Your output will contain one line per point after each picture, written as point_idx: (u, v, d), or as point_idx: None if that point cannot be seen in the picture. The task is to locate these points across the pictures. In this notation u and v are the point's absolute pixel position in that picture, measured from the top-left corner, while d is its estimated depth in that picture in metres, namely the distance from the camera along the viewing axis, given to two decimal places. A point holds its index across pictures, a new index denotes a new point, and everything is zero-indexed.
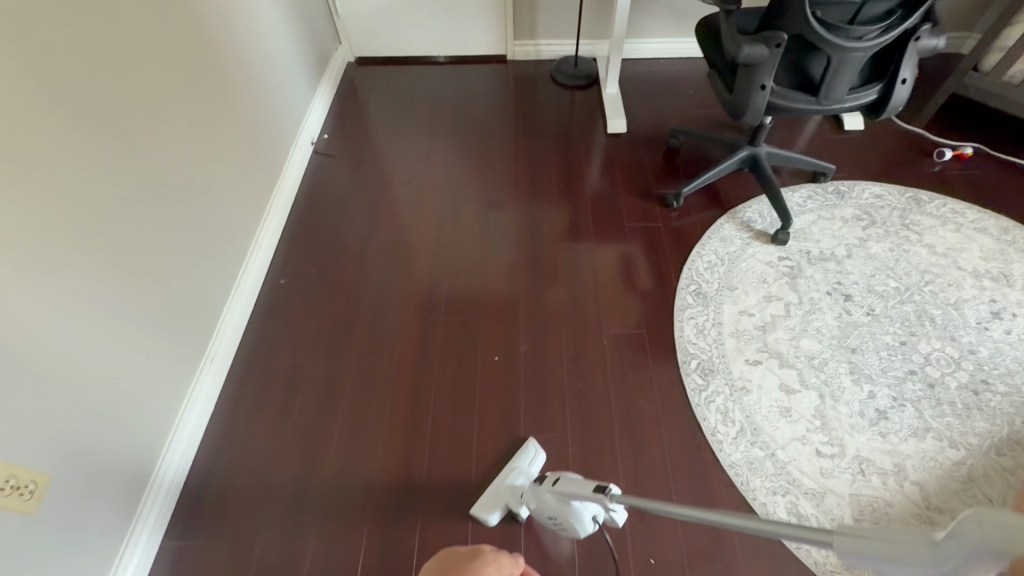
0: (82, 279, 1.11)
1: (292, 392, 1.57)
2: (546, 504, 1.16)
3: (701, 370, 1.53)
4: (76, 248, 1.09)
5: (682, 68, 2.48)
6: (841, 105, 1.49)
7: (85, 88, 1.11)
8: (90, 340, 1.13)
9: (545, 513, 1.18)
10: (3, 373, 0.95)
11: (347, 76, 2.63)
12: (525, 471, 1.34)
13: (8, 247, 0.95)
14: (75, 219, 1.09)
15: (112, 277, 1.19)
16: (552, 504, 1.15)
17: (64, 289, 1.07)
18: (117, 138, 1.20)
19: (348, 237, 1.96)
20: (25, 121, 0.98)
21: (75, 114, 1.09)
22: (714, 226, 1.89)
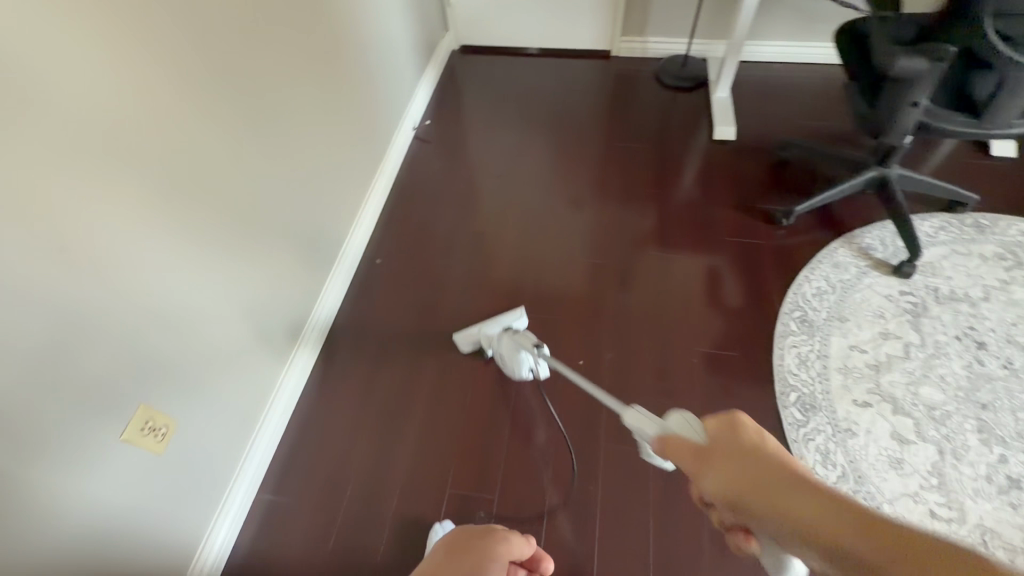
0: (212, 245, 1.20)
1: (379, 370, 1.62)
2: (500, 345, 1.45)
3: (801, 405, 1.42)
4: (209, 216, 1.18)
5: (802, 75, 2.30)
6: (1007, 130, 1.32)
7: (222, 66, 1.19)
8: (214, 302, 1.22)
9: (497, 350, 1.47)
10: (145, 321, 1.04)
11: (449, 64, 2.67)
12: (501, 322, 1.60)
13: (156, 208, 1.04)
14: (209, 190, 1.17)
15: (235, 245, 1.27)
16: (505, 347, 1.44)
17: (197, 254, 1.15)
18: (247, 117, 1.28)
19: (441, 224, 2.00)
20: (176, 92, 1.06)
21: (216, 91, 1.17)
22: (826, 249, 1.75)
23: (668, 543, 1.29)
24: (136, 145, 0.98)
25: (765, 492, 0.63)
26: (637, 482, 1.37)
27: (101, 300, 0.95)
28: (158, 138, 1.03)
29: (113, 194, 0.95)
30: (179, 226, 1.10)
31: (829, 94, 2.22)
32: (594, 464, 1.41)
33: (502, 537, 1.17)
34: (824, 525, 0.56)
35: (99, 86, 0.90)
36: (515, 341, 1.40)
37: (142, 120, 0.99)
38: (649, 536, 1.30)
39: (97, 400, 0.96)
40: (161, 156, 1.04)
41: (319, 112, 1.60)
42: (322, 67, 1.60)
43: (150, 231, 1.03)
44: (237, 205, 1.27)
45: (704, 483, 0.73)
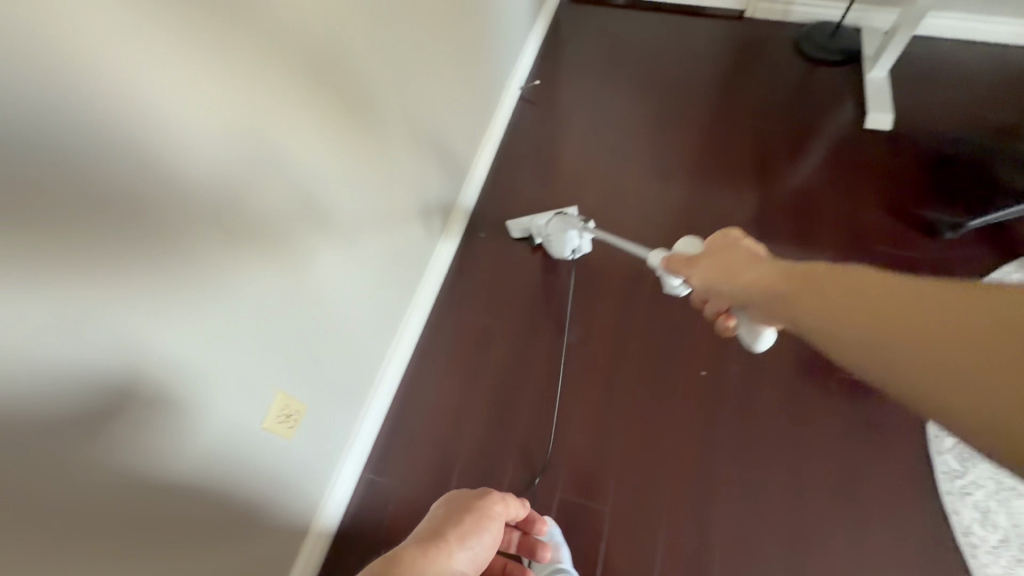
0: (337, 217, 1.09)
1: (484, 353, 1.52)
2: (546, 227, 1.60)
3: (958, 454, 1.28)
4: (336, 183, 1.07)
5: (976, 57, 1.97)
6: None
7: (366, 13, 1.05)
8: (333, 274, 1.13)
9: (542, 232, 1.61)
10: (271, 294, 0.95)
11: (559, 14, 2.42)
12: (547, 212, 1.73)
13: (285, 168, 0.93)
14: (338, 154, 1.06)
15: (358, 215, 1.17)
16: (549, 227, 1.58)
17: (321, 224, 1.05)
18: (381, 70, 1.15)
19: (549, 198, 1.84)
20: (314, 35, 0.93)
21: (355, 40, 1.04)
22: (997, 273, 1.53)
23: None
24: (269, 94, 0.86)
25: (729, 268, 0.81)
26: (765, 516, 1.24)
27: (228, 270, 0.85)
28: (292, 88, 0.90)
29: (250, 149, 0.84)
30: (307, 193, 1.00)
31: (1010, 84, 1.90)
32: (717, 488, 1.28)
33: (499, 499, 0.93)
34: (763, 275, 0.74)
35: (248, 23, 0.78)
36: (560, 223, 1.54)
37: (287, 71, 0.88)
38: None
39: (232, 376, 0.91)
40: (298, 112, 0.93)
41: (444, 66, 1.45)
42: (451, 15, 1.45)
43: (277, 194, 0.92)
44: (361, 171, 1.15)
45: (694, 275, 0.90)
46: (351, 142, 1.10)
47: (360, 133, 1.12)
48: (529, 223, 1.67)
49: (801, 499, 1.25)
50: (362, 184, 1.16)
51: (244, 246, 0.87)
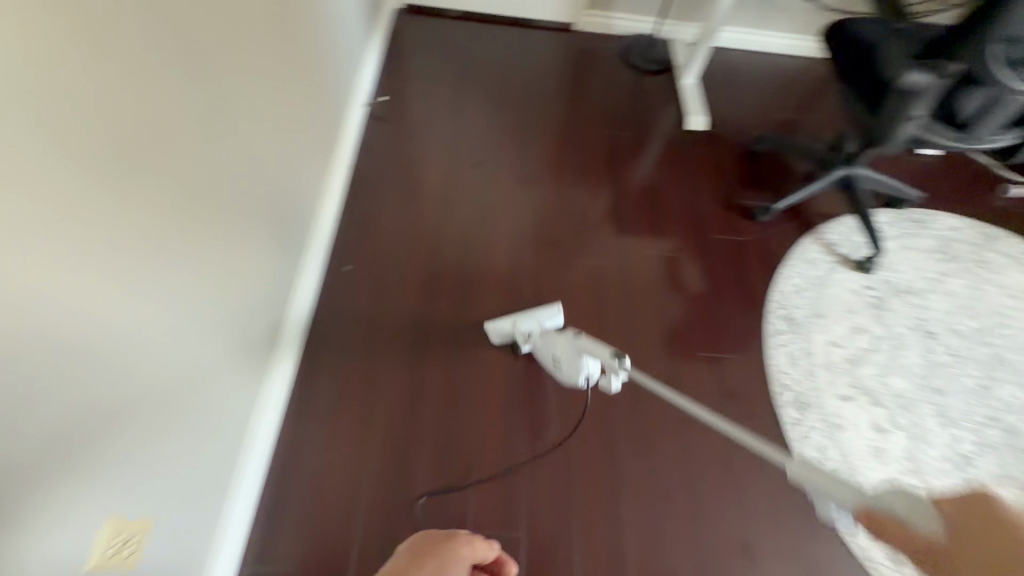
0: (173, 282, 0.90)
1: (370, 398, 1.40)
2: (557, 346, 1.28)
3: (796, 404, 1.50)
4: (167, 241, 0.87)
5: (758, 65, 2.35)
6: (984, 145, 1.39)
7: (180, 38, 0.87)
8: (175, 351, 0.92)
9: (552, 350, 1.30)
10: (96, 399, 0.75)
11: (396, 27, 2.34)
12: (543, 322, 1.50)
13: (109, 244, 0.73)
14: (166, 209, 0.86)
15: (197, 275, 0.97)
16: (561, 346, 1.26)
17: (152, 297, 0.84)
18: (208, 103, 0.96)
19: (414, 219, 1.75)
20: (127, 75, 0.75)
21: (171, 71, 0.85)
22: (799, 245, 1.84)
23: (700, 554, 1.28)
24: (74, 153, 0.66)
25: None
26: (663, 499, 1.33)
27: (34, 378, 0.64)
28: (106, 145, 0.71)
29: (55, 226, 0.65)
30: (130, 263, 0.78)
31: (785, 86, 2.30)
32: (620, 484, 1.35)
33: (467, 542, 1.07)
34: None
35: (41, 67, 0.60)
36: (574, 345, 1.20)
37: (89, 119, 0.68)
38: (682, 556, 1.27)
39: (49, 499, 0.69)
40: (107, 168, 0.72)
41: (279, 92, 1.29)
42: (281, 34, 1.29)
43: (101, 275, 0.73)
44: (198, 223, 0.96)
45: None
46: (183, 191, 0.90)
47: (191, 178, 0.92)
48: (515, 329, 1.48)
49: (690, 475, 1.37)
50: (200, 239, 0.97)
51: (47, 336, 0.66)
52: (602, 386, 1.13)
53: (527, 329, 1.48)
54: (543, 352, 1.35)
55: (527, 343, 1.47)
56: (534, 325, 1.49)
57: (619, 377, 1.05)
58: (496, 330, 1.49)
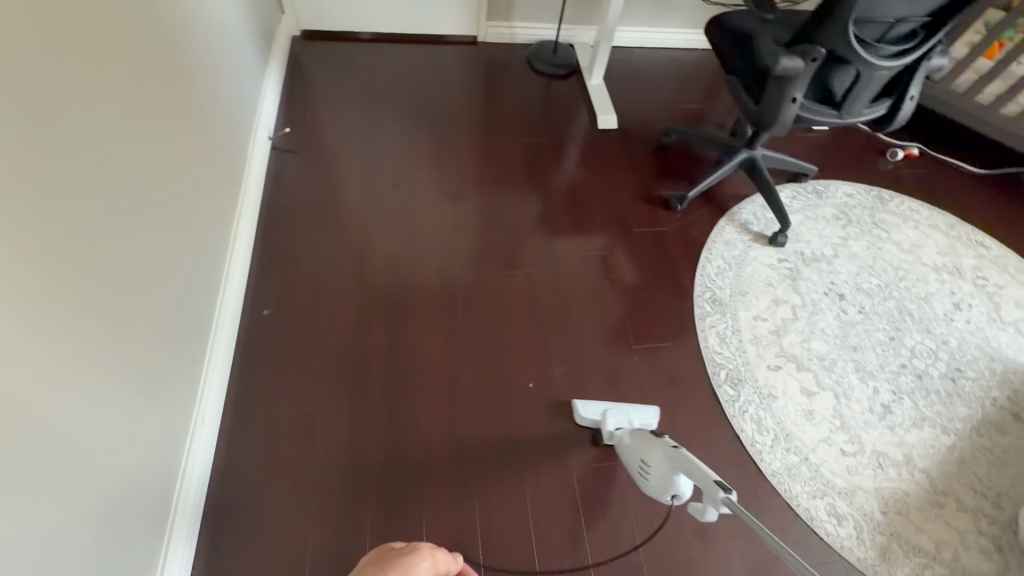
0: (36, 359, 0.80)
1: (306, 446, 1.33)
2: (649, 452, 1.18)
3: (731, 381, 1.56)
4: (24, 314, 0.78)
5: (658, 61, 2.45)
6: (859, 118, 1.51)
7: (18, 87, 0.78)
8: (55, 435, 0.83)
9: (641, 454, 1.19)
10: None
11: (295, 54, 2.26)
12: (634, 421, 1.40)
13: None
14: (15, 276, 0.76)
15: (72, 346, 0.87)
16: (656, 456, 1.16)
17: (7, 379, 0.74)
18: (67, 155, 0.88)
19: (335, 251, 1.69)
20: None
21: (19, 129, 0.78)
22: (716, 228, 1.92)
23: (658, 544, 1.30)
24: None
25: None
26: (618, 497, 1.34)
27: None
28: None
29: None
30: None
31: (685, 79, 2.40)
32: (573, 489, 1.35)
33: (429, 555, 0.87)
34: None
35: None
36: (676, 460, 1.11)
37: None
38: (641, 550, 1.29)
39: None
40: None
41: (160, 136, 1.20)
42: (156, 75, 1.21)
43: None
44: (67, 290, 0.87)
45: None
46: (39, 256, 0.81)
47: (50, 240, 0.84)
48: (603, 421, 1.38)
49: None
50: (71, 307, 0.88)
51: None
52: (696, 511, 1.05)
53: (616, 426, 1.37)
54: (626, 452, 1.23)
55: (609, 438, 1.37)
56: (624, 422, 1.39)
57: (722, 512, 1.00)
58: (584, 414, 1.41)
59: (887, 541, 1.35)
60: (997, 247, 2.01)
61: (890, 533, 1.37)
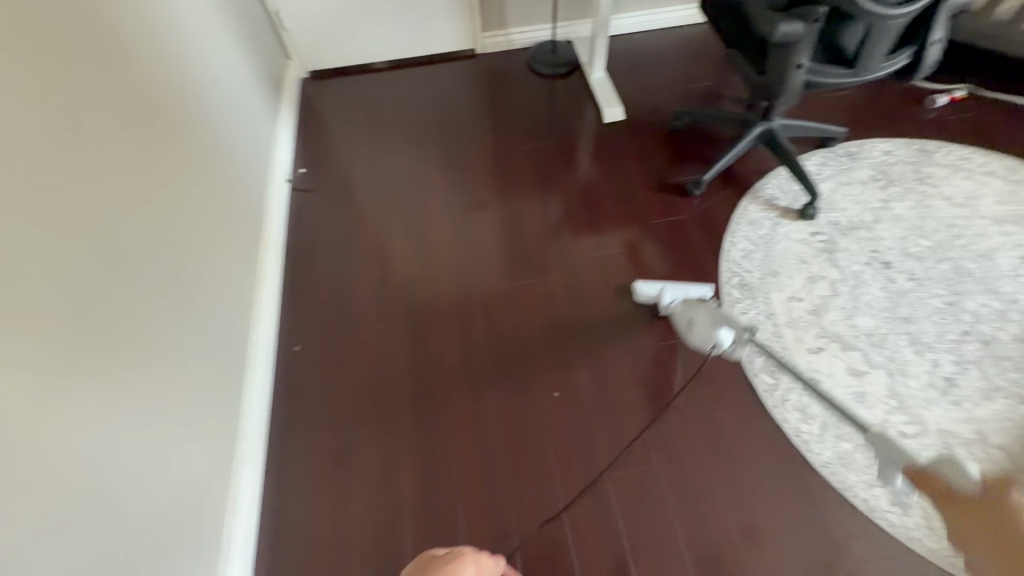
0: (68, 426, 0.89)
1: (345, 473, 1.39)
2: (694, 313, 1.36)
3: (768, 368, 1.48)
4: (35, 391, 0.83)
5: (662, 42, 2.37)
6: (880, 73, 1.38)
7: (21, 185, 0.86)
8: (84, 499, 0.89)
9: (684, 313, 1.38)
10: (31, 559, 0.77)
11: (305, 95, 2.36)
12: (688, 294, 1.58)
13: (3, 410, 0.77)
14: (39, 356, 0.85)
15: (92, 414, 0.93)
16: (700, 314, 1.34)
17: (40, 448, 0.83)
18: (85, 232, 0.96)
19: (356, 282, 1.75)
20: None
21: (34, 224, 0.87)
22: (739, 209, 1.83)
23: (703, 548, 1.25)
24: None
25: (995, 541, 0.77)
26: (656, 502, 1.31)
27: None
28: None
29: None
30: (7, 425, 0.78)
31: (694, 56, 2.31)
32: (610, 496, 1.32)
33: None
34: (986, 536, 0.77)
35: None
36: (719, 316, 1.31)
37: None
38: (685, 554, 1.24)
39: None
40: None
41: (173, 200, 1.29)
42: (166, 144, 1.31)
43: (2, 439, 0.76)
44: (81, 361, 0.93)
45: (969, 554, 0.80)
46: (49, 334, 0.87)
47: (60, 321, 0.90)
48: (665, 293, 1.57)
49: (677, 471, 1.34)
50: (89, 375, 0.94)
51: None
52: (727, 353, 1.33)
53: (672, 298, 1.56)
54: (674, 316, 1.40)
55: (665, 310, 1.57)
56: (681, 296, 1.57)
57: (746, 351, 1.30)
58: (642, 292, 1.60)
59: None
60: None
61: None
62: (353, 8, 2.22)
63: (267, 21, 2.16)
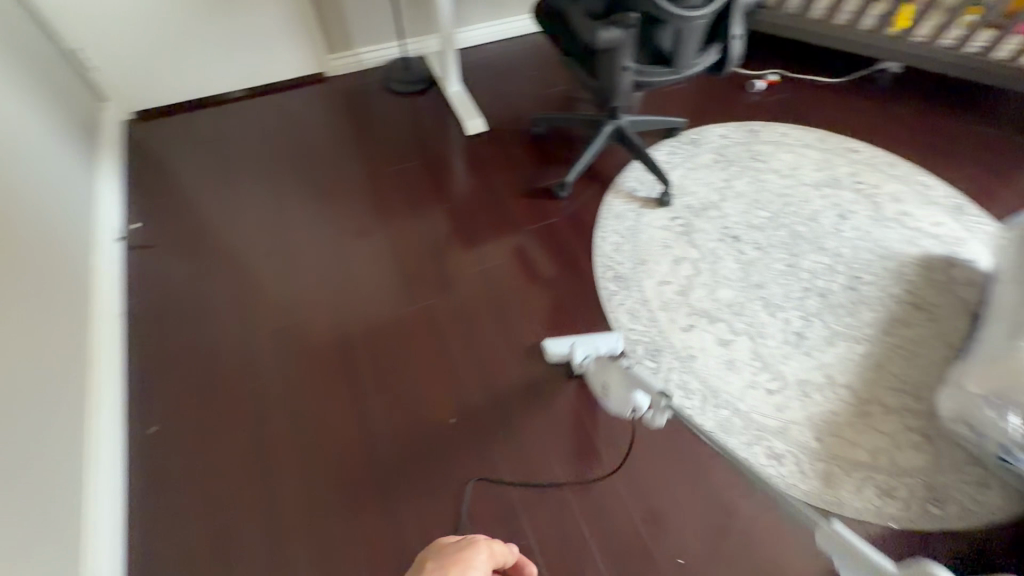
0: None
1: (227, 560, 1.23)
2: (612, 377, 1.26)
3: (649, 353, 1.56)
4: None
5: (513, 52, 2.42)
6: (696, 69, 1.51)
7: None
8: None
9: (598, 377, 1.33)
10: None
11: (131, 139, 2.10)
12: (600, 348, 1.48)
13: None
14: None
15: None
16: (610, 376, 1.28)
17: None
18: None
19: (218, 341, 1.57)
20: None
21: None
22: (603, 205, 1.91)
23: (613, 543, 1.26)
24: None
25: None
26: (563, 507, 1.31)
27: None
28: None
29: None
30: None
31: (544, 62, 2.39)
32: (519, 514, 1.30)
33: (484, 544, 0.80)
34: None
35: None
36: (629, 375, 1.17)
37: None
38: (597, 552, 1.25)
39: None
40: None
41: None
42: None
43: None
44: None
45: None
46: None
47: None
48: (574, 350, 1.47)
49: (580, 472, 1.36)
50: None
51: None
52: (643, 418, 1.14)
53: (583, 355, 1.46)
54: (595, 379, 1.33)
55: (579, 368, 1.46)
56: (591, 350, 1.47)
57: (663, 414, 1.08)
58: (552, 351, 1.49)
59: (828, 465, 1.38)
60: (866, 149, 2.09)
61: (828, 457, 1.39)
62: (174, 39, 2.01)
63: (66, 61, 1.89)
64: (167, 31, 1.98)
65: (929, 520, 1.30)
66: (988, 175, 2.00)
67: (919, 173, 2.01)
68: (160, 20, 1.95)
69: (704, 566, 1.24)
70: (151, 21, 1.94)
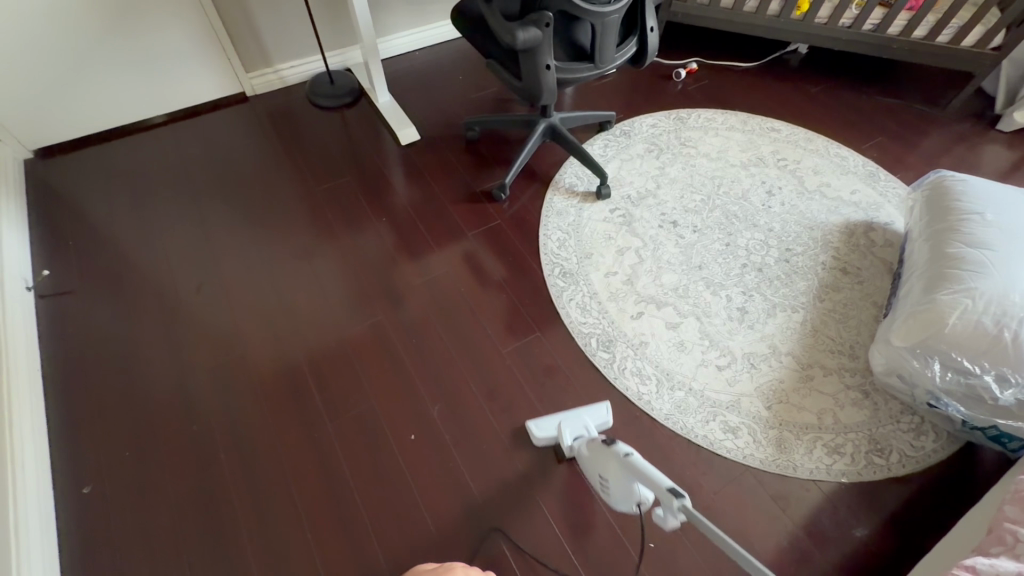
0: None
1: None
2: (604, 465, 1.11)
3: (603, 345, 1.58)
4: None
5: (440, 58, 2.41)
6: (616, 63, 1.54)
7: None
8: None
9: (599, 468, 1.12)
10: None
11: (35, 178, 1.94)
12: (590, 425, 1.36)
13: None
14: None
15: None
16: (608, 467, 1.09)
17: None
18: None
19: (152, 386, 1.47)
20: None
21: None
22: (544, 203, 1.92)
23: (585, 537, 1.27)
24: None
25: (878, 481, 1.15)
26: (532, 509, 1.30)
27: None
28: None
29: None
30: None
31: (473, 67, 2.38)
32: (488, 523, 1.28)
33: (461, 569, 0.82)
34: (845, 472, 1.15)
35: None
36: (626, 466, 1.03)
37: None
38: (570, 549, 1.25)
39: None
40: None
41: None
42: None
43: None
44: None
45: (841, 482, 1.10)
46: None
47: None
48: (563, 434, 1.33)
49: (545, 471, 1.36)
50: None
51: None
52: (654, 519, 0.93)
53: (573, 437, 1.33)
54: (589, 469, 1.18)
55: (570, 450, 1.33)
56: (580, 430, 1.34)
57: (676, 516, 0.87)
58: (540, 434, 1.36)
59: (779, 432, 1.44)
60: (786, 128, 2.21)
61: (779, 424, 1.45)
62: (73, 68, 1.87)
63: None
64: (64, 60, 1.85)
65: (874, 471, 1.38)
66: (895, 143, 2.15)
67: (834, 146, 2.13)
68: (53, 49, 1.81)
69: (673, 546, 1.26)
70: (44, 50, 1.80)
